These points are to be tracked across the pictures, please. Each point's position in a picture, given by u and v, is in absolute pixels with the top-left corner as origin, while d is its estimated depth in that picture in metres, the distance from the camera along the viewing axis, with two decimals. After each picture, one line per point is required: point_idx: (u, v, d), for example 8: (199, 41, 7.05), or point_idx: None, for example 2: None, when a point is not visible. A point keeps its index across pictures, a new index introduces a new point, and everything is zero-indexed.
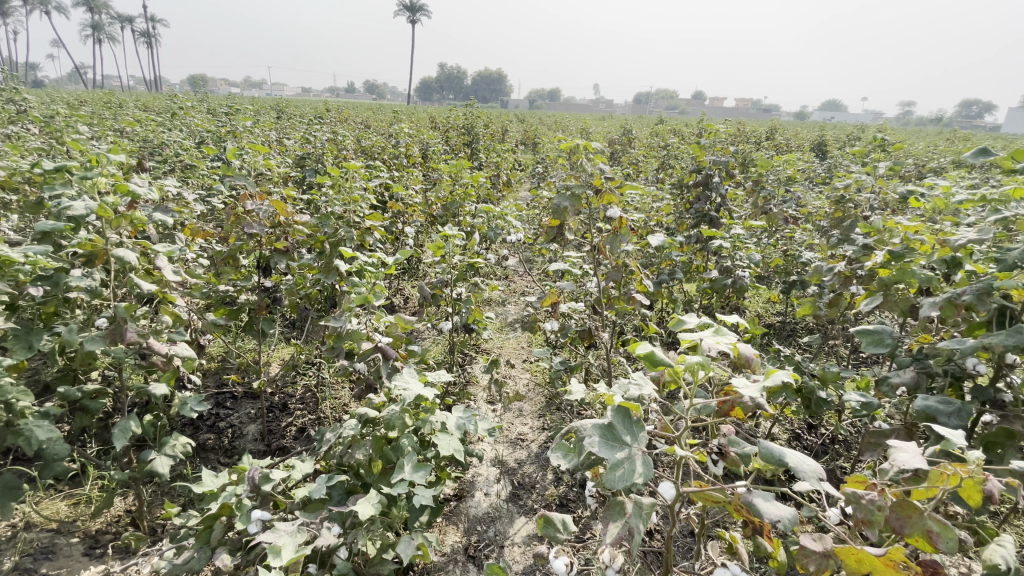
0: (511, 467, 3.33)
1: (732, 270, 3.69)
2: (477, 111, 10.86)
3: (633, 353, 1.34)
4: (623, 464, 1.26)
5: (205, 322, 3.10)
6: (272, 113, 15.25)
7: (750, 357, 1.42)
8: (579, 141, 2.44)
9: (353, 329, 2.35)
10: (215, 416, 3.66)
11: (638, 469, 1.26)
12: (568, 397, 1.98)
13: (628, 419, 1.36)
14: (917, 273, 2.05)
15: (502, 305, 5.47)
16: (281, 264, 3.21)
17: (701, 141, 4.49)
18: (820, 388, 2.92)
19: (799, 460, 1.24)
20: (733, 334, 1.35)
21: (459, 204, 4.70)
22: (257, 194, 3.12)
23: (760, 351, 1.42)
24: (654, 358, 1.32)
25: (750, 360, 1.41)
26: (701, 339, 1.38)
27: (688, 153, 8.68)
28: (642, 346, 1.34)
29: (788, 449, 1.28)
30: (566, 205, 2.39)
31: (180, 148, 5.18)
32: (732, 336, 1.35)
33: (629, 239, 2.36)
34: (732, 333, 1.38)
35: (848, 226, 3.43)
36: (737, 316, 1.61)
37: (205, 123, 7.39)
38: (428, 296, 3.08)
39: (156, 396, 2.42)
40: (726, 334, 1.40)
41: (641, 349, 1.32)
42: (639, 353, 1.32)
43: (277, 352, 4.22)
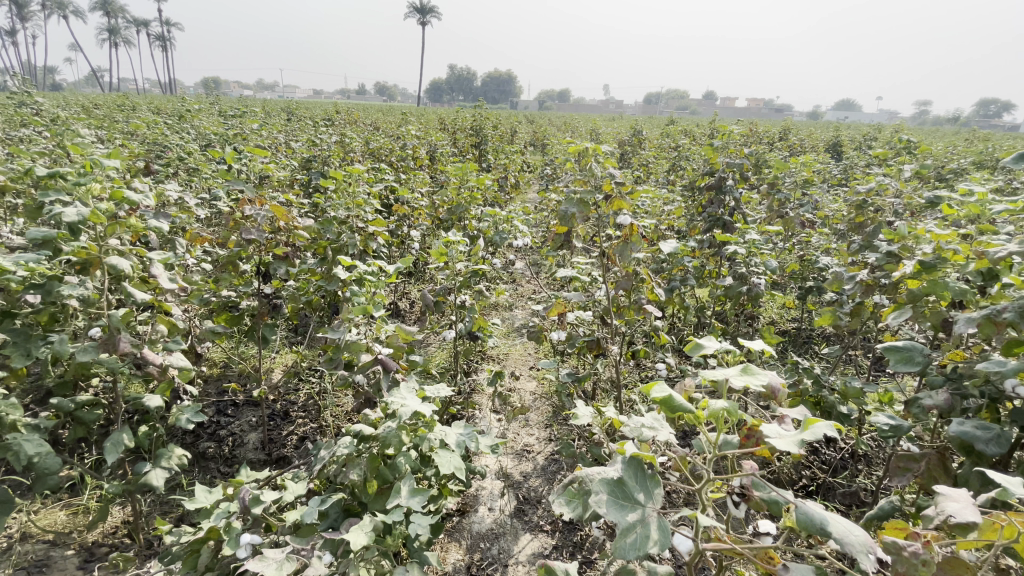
0: (516, 480, 3.23)
1: (747, 276, 3.57)
2: (486, 113, 10.78)
3: (648, 396, 1.24)
4: (636, 528, 1.15)
5: (205, 329, 3.03)
6: (281, 115, 15.29)
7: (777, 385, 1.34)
8: (588, 145, 2.34)
9: (353, 340, 2.27)
10: (216, 424, 3.59)
11: (653, 535, 1.15)
12: (574, 422, 1.90)
13: (640, 474, 1.24)
14: (950, 286, 1.94)
15: (509, 311, 5.37)
16: (281, 271, 3.14)
17: (715, 143, 4.37)
18: (841, 402, 2.79)
19: (845, 529, 1.11)
20: (764, 377, 1.23)
21: (466, 208, 4.62)
22: (258, 198, 3.06)
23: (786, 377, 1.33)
24: (673, 405, 1.21)
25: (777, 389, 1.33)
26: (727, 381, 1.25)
27: (700, 155, 8.54)
28: (659, 389, 1.24)
29: (833, 515, 1.15)
30: (574, 212, 2.29)
31: (185, 151, 5.14)
32: (764, 379, 1.22)
33: (641, 248, 2.25)
34: (765, 374, 1.25)
35: (869, 232, 3.30)
36: (759, 344, 1.51)
37: (212, 126, 7.38)
38: (431, 304, 2.99)
39: (150, 408, 2.34)
40: (758, 375, 1.28)
41: (657, 393, 1.23)
42: (655, 398, 1.23)
43: (280, 358, 4.15)
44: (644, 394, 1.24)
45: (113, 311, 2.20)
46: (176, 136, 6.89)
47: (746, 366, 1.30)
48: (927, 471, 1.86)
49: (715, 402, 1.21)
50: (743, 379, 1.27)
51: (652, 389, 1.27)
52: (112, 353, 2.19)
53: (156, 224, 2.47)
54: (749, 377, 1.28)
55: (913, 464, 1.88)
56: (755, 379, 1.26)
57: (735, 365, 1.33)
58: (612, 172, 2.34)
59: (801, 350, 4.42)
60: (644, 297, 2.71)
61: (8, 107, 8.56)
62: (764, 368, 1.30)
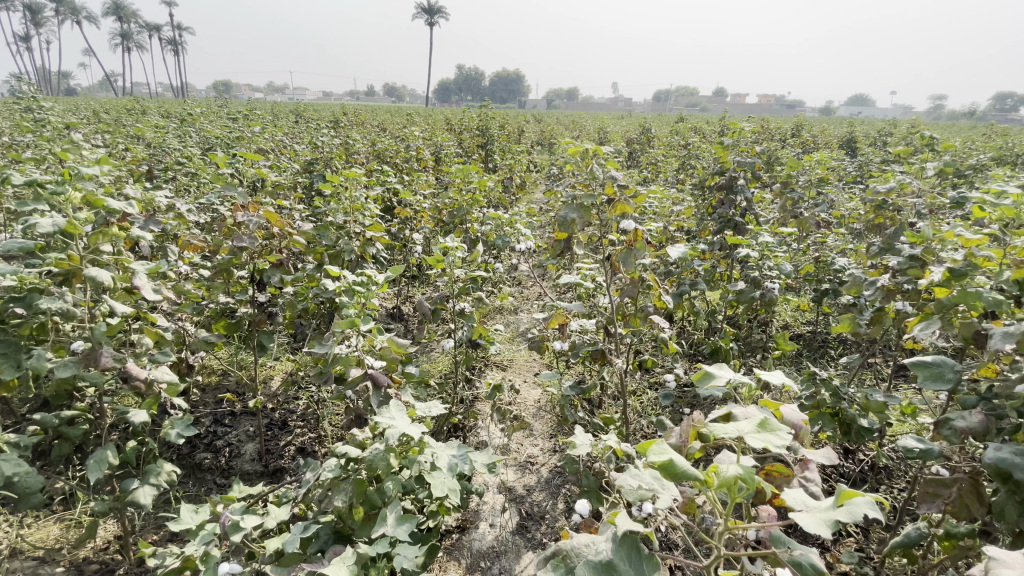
0: (519, 494, 3.11)
1: (760, 281, 3.41)
2: (491, 112, 10.66)
3: (645, 457, 1.11)
4: None
5: (197, 339, 2.95)
6: (288, 117, 15.28)
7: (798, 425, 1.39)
8: (589, 146, 2.20)
9: (344, 354, 2.16)
10: (212, 433, 3.51)
11: None
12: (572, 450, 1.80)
13: (636, 555, 1.16)
14: (984, 296, 1.78)
15: (514, 315, 5.25)
16: (276, 278, 3.04)
17: (725, 141, 4.20)
18: (860, 414, 2.64)
19: None
20: (786, 438, 1.06)
21: (468, 211, 4.50)
22: (250, 203, 2.97)
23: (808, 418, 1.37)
24: (674, 472, 1.07)
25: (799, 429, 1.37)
26: (745, 440, 1.10)
27: (710, 152, 8.34)
28: (658, 453, 1.10)
29: None
30: (575, 217, 2.16)
31: (184, 154, 5.07)
32: (786, 441, 1.06)
33: (645, 255, 2.11)
34: (788, 434, 1.08)
35: (890, 233, 3.12)
36: (778, 378, 1.40)
37: (214, 129, 7.32)
38: (428, 313, 2.87)
39: (135, 424, 2.25)
40: (779, 431, 1.11)
41: (654, 456, 1.10)
42: (655, 462, 1.09)
43: (279, 366, 4.07)
44: (642, 456, 1.10)
45: (97, 324, 2.11)
46: (179, 140, 6.85)
47: (764, 420, 1.14)
48: (959, 498, 1.74)
49: (724, 467, 1.07)
50: (761, 438, 1.11)
51: (651, 450, 1.12)
52: (93, 368, 2.09)
53: (138, 233, 2.38)
54: (767, 434, 1.12)
55: (944, 489, 1.78)
56: (777, 439, 1.09)
57: (751, 416, 1.17)
58: (613, 174, 2.21)
59: (816, 355, 4.26)
60: (650, 306, 2.58)
61: (15, 114, 8.61)
62: (785, 423, 1.14)
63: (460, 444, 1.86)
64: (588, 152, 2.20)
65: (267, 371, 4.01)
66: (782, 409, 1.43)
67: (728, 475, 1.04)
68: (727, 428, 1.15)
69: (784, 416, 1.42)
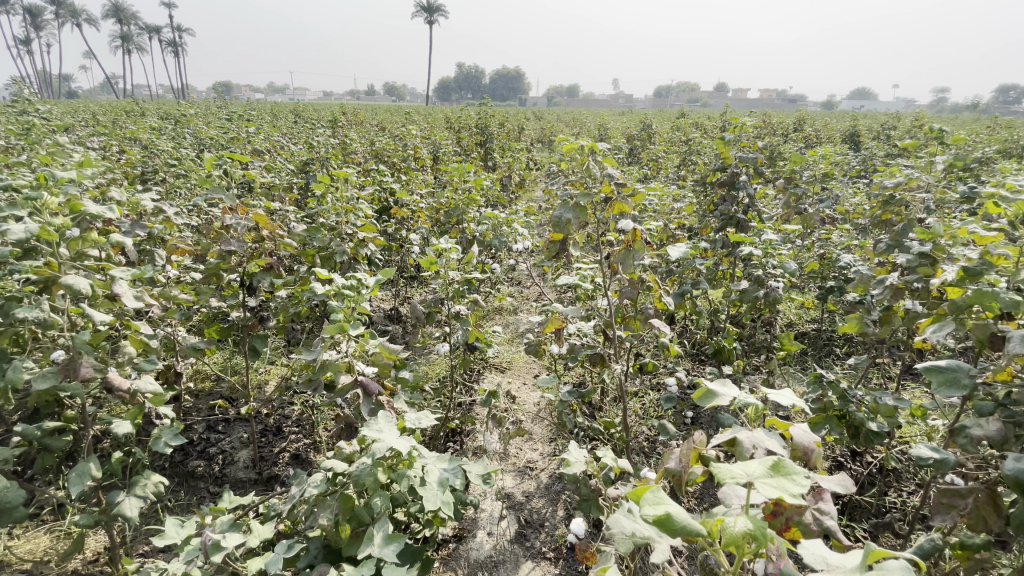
0: (518, 501, 3.03)
1: (764, 280, 3.31)
2: (490, 110, 10.56)
3: (640, 510, 0.99)
4: None
5: (186, 345, 2.88)
6: (287, 118, 15.21)
7: (810, 448, 1.29)
8: (585, 142, 2.10)
9: (332, 361, 2.09)
10: (206, 440, 3.45)
11: None
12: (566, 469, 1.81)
13: None
14: (1001, 297, 1.69)
15: (513, 316, 5.17)
16: (266, 283, 2.97)
17: (726, 137, 4.10)
18: (869, 417, 2.55)
19: None
20: (803, 488, 0.93)
21: (464, 211, 4.41)
22: (238, 206, 2.89)
23: (821, 440, 1.28)
24: (672, 529, 0.94)
25: (812, 452, 1.28)
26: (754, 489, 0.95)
27: (711, 148, 8.22)
28: (653, 504, 0.99)
29: None
30: (570, 217, 2.04)
31: (176, 156, 4.98)
32: (803, 492, 0.92)
33: (644, 256, 2.03)
34: (806, 482, 0.94)
35: (898, 230, 3.02)
36: (788, 399, 1.30)
37: (209, 130, 7.24)
38: (422, 317, 2.79)
39: (119, 436, 2.18)
40: (796, 475, 0.97)
41: (649, 509, 0.98)
42: (650, 515, 0.97)
43: (273, 370, 4.00)
44: (635, 508, 0.99)
45: (78, 333, 2.05)
46: (173, 142, 6.79)
47: (778, 461, 1.00)
48: (975, 510, 1.66)
49: (731, 521, 0.96)
50: (775, 483, 0.97)
51: (647, 500, 1.00)
52: (73, 379, 2.03)
53: (117, 239, 2.30)
54: (782, 478, 0.98)
55: (959, 500, 1.68)
56: (794, 485, 0.95)
57: (763, 455, 1.03)
58: (612, 172, 2.11)
59: (821, 354, 4.18)
60: (650, 307, 2.49)
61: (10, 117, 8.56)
62: (802, 464, 1.00)
63: (452, 457, 1.78)
64: (584, 149, 2.09)
65: (262, 375, 3.95)
66: (792, 430, 1.33)
67: (735, 531, 0.93)
68: (736, 471, 1.00)
69: (793, 436, 1.32)
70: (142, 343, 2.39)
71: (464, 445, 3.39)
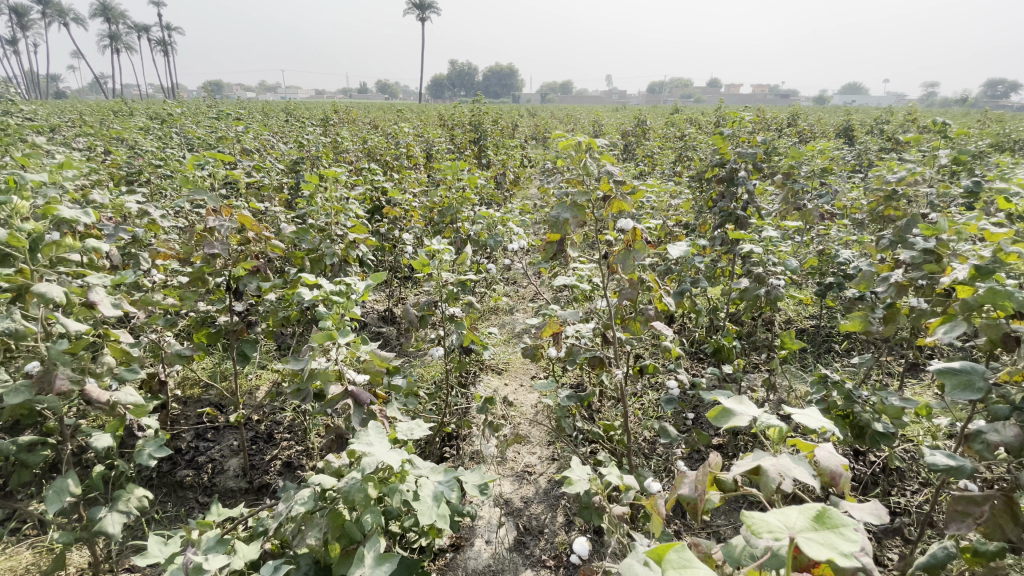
0: (516, 507, 2.96)
1: (764, 278, 3.24)
2: (484, 107, 10.46)
3: (664, 574, 0.89)
4: None
5: (172, 353, 2.79)
6: (278, 117, 15.07)
7: (838, 472, 1.23)
8: (582, 139, 2.02)
9: (320, 369, 2.00)
10: (195, 449, 3.36)
11: None
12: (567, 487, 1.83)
13: None
14: (1015, 296, 1.63)
15: (509, 316, 5.10)
16: (253, 287, 2.88)
17: (724, 132, 4.02)
18: (874, 418, 2.49)
19: None
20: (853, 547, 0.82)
21: (458, 210, 4.32)
22: (223, 207, 2.79)
23: (848, 463, 1.22)
24: None
25: (840, 477, 1.21)
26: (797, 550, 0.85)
27: (707, 143, 8.14)
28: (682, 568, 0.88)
29: None
30: (569, 217, 1.95)
31: (163, 156, 4.86)
32: (853, 551, 0.80)
33: (645, 257, 1.96)
34: (854, 539, 0.83)
35: (901, 226, 2.95)
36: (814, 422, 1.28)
37: (197, 129, 7.10)
38: (415, 321, 2.71)
39: (98, 449, 2.09)
40: (843, 530, 0.86)
41: (675, 573, 0.88)
42: None
43: (265, 375, 3.91)
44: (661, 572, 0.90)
45: (53, 343, 1.96)
46: (161, 142, 6.67)
47: (821, 513, 0.90)
48: (991, 517, 1.60)
49: None
50: (821, 539, 0.86)
51: (674, 562, 0.91)
52: (48, 392, 1.94)
53: (94, 244, 2.20)
54: (827, 533, 0.87)
55: (974, 508, 1.61)
56: (841, 542, 0.84)
57: (804, 504, 0.93)
58: (611, 169, 2.03)
59: (821, 352, 4.13)
60: (649, 308, 2.42)
61: None
62: (850, 514, 0.88)
63: (447, 469, 1.71)
64: (582, 145, 2.01)
65: (252, 381, 3.86)
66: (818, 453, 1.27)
67: None
68: (775, 525, 0.89)
69: (819, 459, 1.26)
70: (123, 352, 2.30)
71: (460, 450, 3.31)
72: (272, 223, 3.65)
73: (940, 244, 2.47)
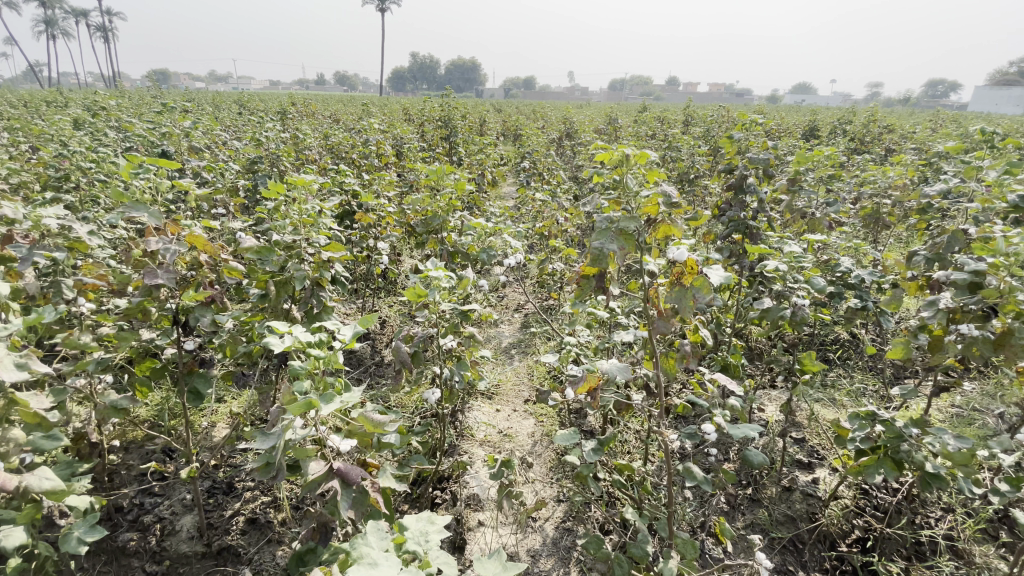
0: (523, 564, 2.59)
1: (788, 296, 2.92)
2: (455, 102, 9.79)
3: None
4: None
5: (105, 404, 2.28)
6: (231, 108, 14.08)
7: None
8: (627, 152, 1.67)
9: (297, 443, 1.55)
10: (140, 506, 2.85)
11: None
12: None
13: None
14: None
15: (494, 330, 4.76)
16: (206, 320, 2.37)
17: (732, 134, 3.73)
18: (922, 456, 2.27)
19: None
20: None
21: (444, 219, 3.87)
22: (167, 225, 2.25)
23: None
24: None
25: None
26: None
27: (689, 143, 7.94)
28: None
29: None
30: (615, 248, 1.58)
31: (96, 155, 4.22)
32: None
33: (708, 296, 1.62)
34: None
35: (939, 242, 2.72)
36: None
37: (137, 123, 6.37)
38: (408, 360, 2.23)
39: (6, 551, 1.58)
40: None
41: None
42: None
43: (221, 411, 3.39)
44: None
45: None
46: (95, 139, 5.91)
47: None
48: None
49: None
50: None
51: None
52: None
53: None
54: None
55: None
56: None
57: None
58: (662, 189, 1.72)
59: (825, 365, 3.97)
60: (687, 345, 2.08)
61: None
62: None
63: None
64: (628, 160, 1.68)
65: (206, 418, 3.34)
66: None
67: None
68: None
69: None
70: (37, 418, 1.79)
71: (454, 495, 2.92)
72: (229, 237, 3.12)
73: (994, 264, 2.28)
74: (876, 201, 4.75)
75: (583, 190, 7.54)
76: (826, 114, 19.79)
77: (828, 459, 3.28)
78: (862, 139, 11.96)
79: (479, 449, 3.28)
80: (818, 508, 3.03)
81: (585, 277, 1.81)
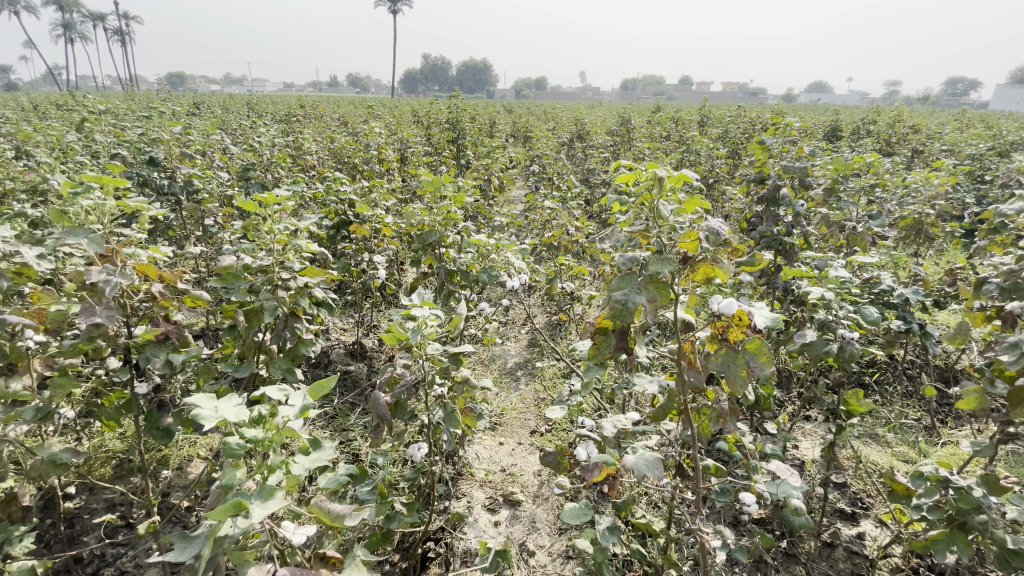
0: None
1: (832, 327, 2.53)
2: (463, 103, 9.46)
3: None
4: None
5: (45, 458, 2.02)
6: (239, 112, 13.93)
7: None
8: (663, 176, 1.36)
9: (230, 543, 1.22)
10: (99, 558, 2.56)
11: None
12: None
13: None
14: None
15: (499, 349, 4.42)
16: (160, 362, 2.06)
17: (764, 139, 3.35)
18: (1003, 531, 1.89)
19: None
20: None
21: (441, 235, 3.50)
22: (111, 254, 1.92)
23: None
24: None
25: None
26: None
27: (708, 145, 7.52)
28: None
29: None
30: (643, 301, 1.35)
31: (76, 165, 3.96)
32: None
33: (768, 368, 1.37)
34: None
35: (1014, 269, 2.32)
36: None
37: (132, 128, 6.13)
38: (388, 413, 1.87)
39: None
40: None
41: None
42: None
43: (197, 446, 3.10)
44: None
45: None
46: (86, 145, 5.69)
47: None
48: None
49: None
50: None
51: None
52: None
53: None
54: None
55: None
56: None
57: None
58: (708, 223, 1.38)
59: None
60: (725, 402, 1.73)
61: None
62: None
63: None
64: (661, 184, 1.39)
65: (180, 454, 3.05)
66: None
67: None
68: None
69: None
70: None
71: (449, 550, 2.59)
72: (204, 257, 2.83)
73: None
74: (918, 210, 4.33)
75: (595, 196, 7.17)
76: (846, 113, 19.21)
77: (875, 510, 2.88)
78: (888, 139, 11.62)
79: (478, 492, 2.96)
80: (865, 569, 2.59)
81: (603, 332, 1.57)
